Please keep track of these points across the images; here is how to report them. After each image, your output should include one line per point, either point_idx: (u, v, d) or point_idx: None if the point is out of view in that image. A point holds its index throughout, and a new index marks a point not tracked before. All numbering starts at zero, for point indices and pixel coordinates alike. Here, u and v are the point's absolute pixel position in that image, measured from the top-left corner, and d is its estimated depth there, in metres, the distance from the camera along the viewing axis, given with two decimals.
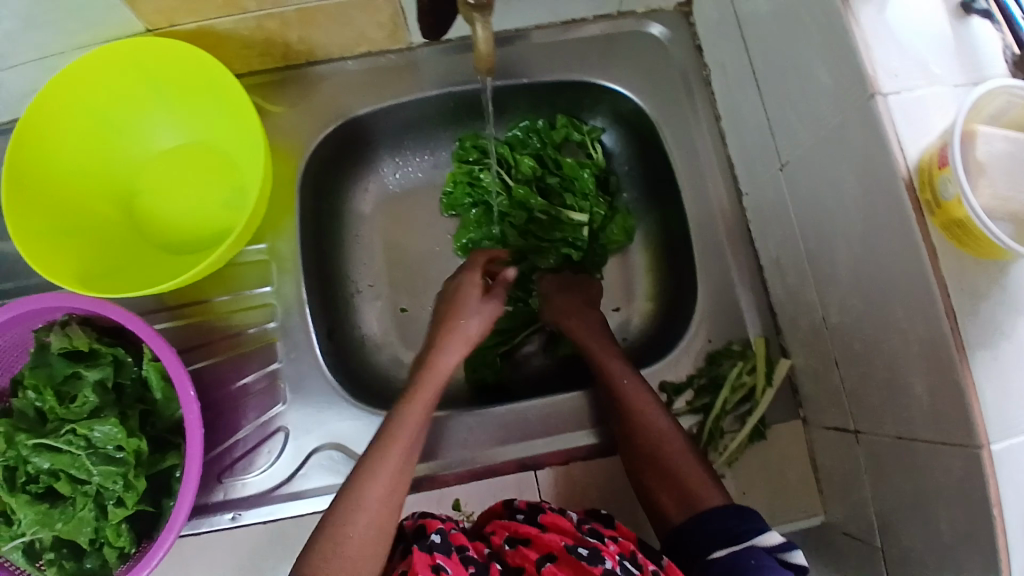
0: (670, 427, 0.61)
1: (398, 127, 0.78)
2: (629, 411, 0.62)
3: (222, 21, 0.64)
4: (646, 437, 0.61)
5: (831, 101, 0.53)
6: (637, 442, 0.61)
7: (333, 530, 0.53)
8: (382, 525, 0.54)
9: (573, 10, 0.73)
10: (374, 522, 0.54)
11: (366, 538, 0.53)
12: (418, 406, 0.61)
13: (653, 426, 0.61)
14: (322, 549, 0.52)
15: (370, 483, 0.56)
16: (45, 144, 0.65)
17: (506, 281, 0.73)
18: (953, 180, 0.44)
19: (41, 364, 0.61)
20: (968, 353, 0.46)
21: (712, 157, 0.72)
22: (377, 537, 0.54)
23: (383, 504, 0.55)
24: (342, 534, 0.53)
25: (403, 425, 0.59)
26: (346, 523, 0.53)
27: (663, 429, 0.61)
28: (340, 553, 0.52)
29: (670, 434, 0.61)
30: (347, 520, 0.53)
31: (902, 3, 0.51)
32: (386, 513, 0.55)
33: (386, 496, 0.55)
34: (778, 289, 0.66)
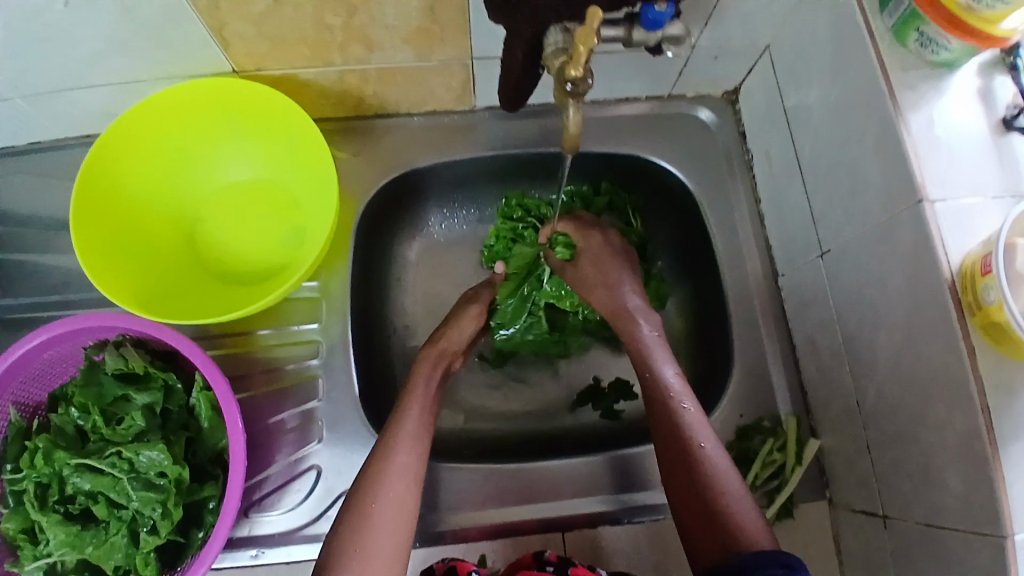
0: (728, 472, 0.56)
1: (451, 181, 0.81)
2: (680, 439, 0.58)
3: (307, 71, 0.68)
4: (700, 475, 0.56)
5: (878, 200, 0.58)
6: (688, 475, 0.57)
7: (358, 502, 0.55)
8: (405, 495, 0.57)
9: (628, 88, 0.78)
10: (397, 494, 0.56)
11: (392, 507, 0.55)
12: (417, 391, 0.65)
13: (708, 463, 0.56)
14: (351, 521, 0.54)
15: (392, 455, 0.58)
16: (120, 167, 0.68)
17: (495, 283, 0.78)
18: (994, 285, 0.47)
19: (91, 382, 0.62)
20: (1001, 448, 0.48)
21: (751, 237, 0.77)
22: (400, 506, 0.56)
23: (403, 475, 0.57)
24: (367, 503, 0.55)
25: (412, 405, 0.63)
26: (371, 495, 0.56)
27: (721, 475, 0.56)
28: (366, 522, 0.54)
29: (727, 476, 0.56)
30: (371, 492, 0.56)
31: (950, 116, 0.55)
32: (406, 484, 0.57)
33: (405, 468, 0.58)
34: (812, 369, 0.70)
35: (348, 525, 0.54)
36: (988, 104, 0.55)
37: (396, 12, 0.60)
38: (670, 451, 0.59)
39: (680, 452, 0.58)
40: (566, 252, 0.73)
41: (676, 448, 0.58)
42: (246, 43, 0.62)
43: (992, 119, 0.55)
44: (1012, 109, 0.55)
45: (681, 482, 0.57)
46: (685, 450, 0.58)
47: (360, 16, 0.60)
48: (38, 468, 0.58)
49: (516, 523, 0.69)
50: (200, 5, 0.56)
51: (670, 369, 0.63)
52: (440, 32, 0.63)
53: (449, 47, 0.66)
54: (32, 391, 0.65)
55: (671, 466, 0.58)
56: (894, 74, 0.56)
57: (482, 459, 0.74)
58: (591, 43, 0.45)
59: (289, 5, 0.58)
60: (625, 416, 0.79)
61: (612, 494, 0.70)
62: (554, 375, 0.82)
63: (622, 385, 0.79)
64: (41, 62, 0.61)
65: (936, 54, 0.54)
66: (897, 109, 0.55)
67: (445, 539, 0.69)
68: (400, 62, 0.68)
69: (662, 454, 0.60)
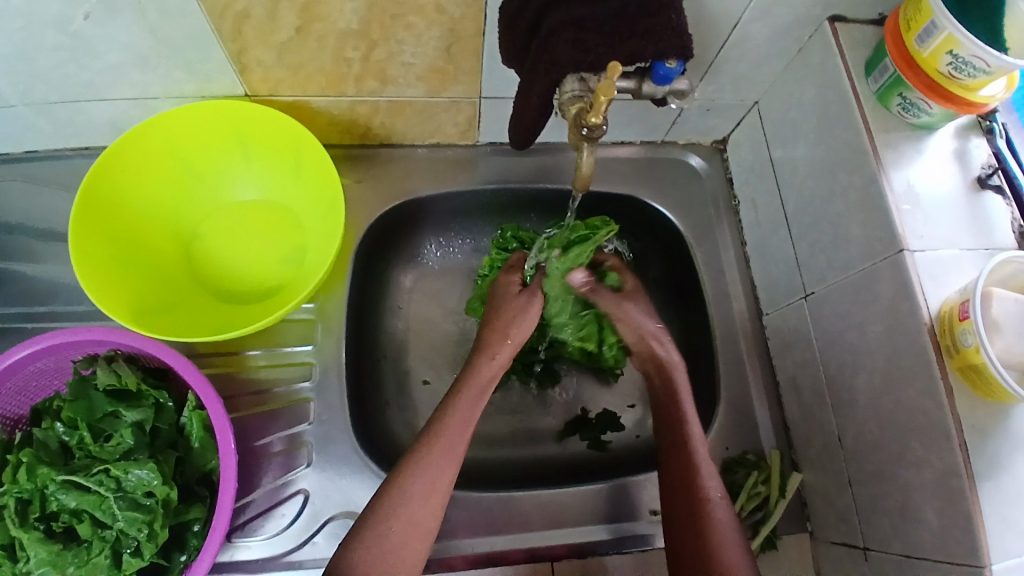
0: (729, 523, 0.58)
1: (449, 212, 0.83)
2: (691, 484, 0.61)
3: (319, 100, 0.70)
4: (703, 522, 0.58)
5: (860, 247, 0.62)
6: (692, 519, 0.59)
7: (375, 524, 0.56)
8: (424, 519, 0.57)
9: (624, 133, 0.82)
10: (416, 518, 0.57)
11: (408, 532, 0.56)
12: (464, 405, 0.63)
13: (711, 511, 0.59)
14: (367, 542, 0.55)
15: (415, 478, 0.58)
16: (124, 180, 0.69)
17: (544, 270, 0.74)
18: (973, 331, 0.51)
19: (80, 397, 0.61)
20: (977, 484, 0.51)
21: (736, 278, 0.80)
22: (416, 531, 0.57)
23: (424, 499, 0.58)
24: (384, 526, 0.56)
25: (450, 426, 0.61)
26: (388, 517, 0.56)
27: (722, 525, 0.58)
28: (380, 545, 0.55)
29: (728, 529, 0.58)
30: (388, 514, 0.56)
31: (927, 177, 0.60)
32: (428, 508, 0.58)
33: (427, 491, 0.58)
34: (794, 408, 0.73)
35: (363, 546, 0.55)
36: (964, 165, 0.61)
37: (415, 51, 0.63)
38: (680, 483, 0.62)
39: (689, 495, 0.60)
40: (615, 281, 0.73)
41: (684, 492, 0.61)
42: (264, 69, 0.63)
43: (968, 178, 0.61)
44: (986, 168, 0.61)
45: (682, 524, 0.60)
46: (692, 495, 0.60)
47: (379, 51, 0.62)
48: (20, 483, 0.58)
49: (503, 552, 0.69)
50: (223, 30, 0.57)
51: (693, 415, 0.65)
52: (455, 72, 0.66)
53: (461, 87, 0.69)
54: (14, 405, 0.64)
55: (677, 507, 0.61)
56: (878, 134, 0.61)
57: (471, 487, 0.74)
58: (611, 95, 0.49)
59: (313, 38, 0.59)
60: (611, 447, 0.81)
61: (600, 524, 0.71)
62: (541, 407, 0.83)
63: (608, 415, 0.81)
64: (53, 71, 0.61)
65: (917, 117, 0.60)
66: (881, 165, 0.60)
67: (432, 567, 0.68)
68: (413, 96, 0.70)
69: (670, 493, 0.62)
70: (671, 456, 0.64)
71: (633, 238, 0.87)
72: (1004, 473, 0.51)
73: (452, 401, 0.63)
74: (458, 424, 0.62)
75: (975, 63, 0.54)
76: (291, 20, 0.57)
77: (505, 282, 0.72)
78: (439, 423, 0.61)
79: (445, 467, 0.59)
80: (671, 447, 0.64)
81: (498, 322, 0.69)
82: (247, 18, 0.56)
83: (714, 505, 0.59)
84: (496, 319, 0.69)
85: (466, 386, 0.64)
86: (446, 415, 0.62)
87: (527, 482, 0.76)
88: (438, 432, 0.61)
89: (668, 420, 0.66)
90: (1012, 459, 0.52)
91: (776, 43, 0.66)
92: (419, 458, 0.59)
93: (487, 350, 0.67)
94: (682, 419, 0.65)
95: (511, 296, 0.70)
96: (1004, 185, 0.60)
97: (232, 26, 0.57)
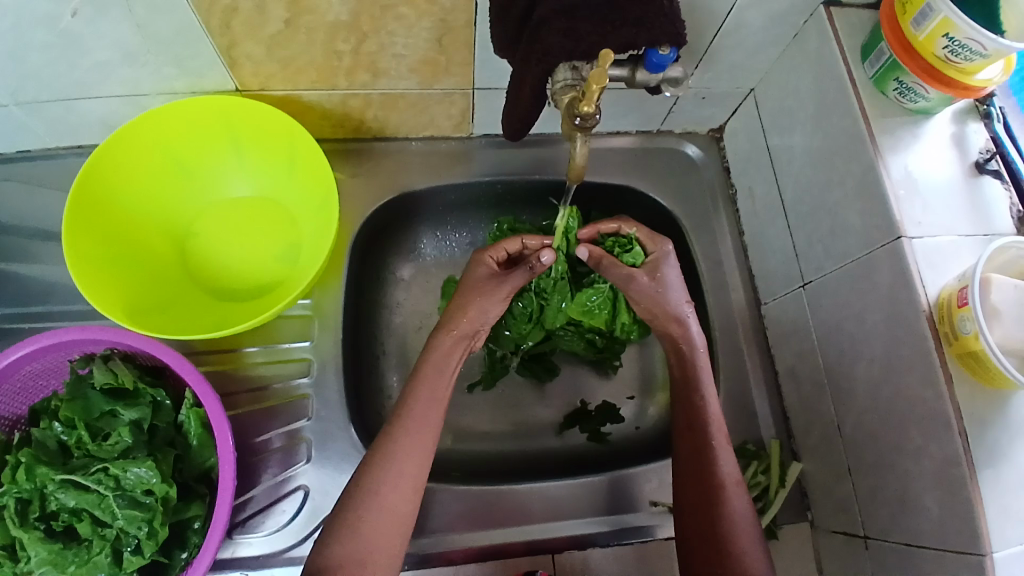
0: (743, 512, 0.58)
1: (444, 206, 0.83)
2: (706, 471, 0.60)
3: (310, 94, 0.69)
4: (717, 511, 0.58)
5: (858, 234, 0.61)
6: (706, 505, 0.59)
7: (348, 515, 0.56)
8: (397, 507, 0.57)
9: (620, 123, 0.81)
10: (387, 506, 0.57)
11: (384, 520, 0.56)
12: (423, 394, 0.61)
13: (728, 497, 0.59)
14: (340, 537, 0.55)
15: (385, 466, 0.58)
16: (116, 178, 0.68)
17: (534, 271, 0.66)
18: (972, 318, 0.50)
19: (77, 396, 0.61)
20: (976, 472, 0.51)
21: (734, 267, 0.80)
22: (392, 520, 0.57)
23: (395, 487, 0.57)
24: (355, 518, 0.56)
25: (415, 412, 0.60)
26: (359, 508, 0.56)
27: (737, 513, 0.58)
28: (355, 537, 0.55)
29: (744, 514, 0.58)
30: (361, 505, 0.56)
31: (926, 164, 0.59)
32: (400, 495, 0.58)
33: (398, 477, 0.58)
34: (793, 397, 0.73)
35: (336, 542, 0.55)
36: (962, 150, 0.61)
37: (406, 42, 0.62)
38: (692, 472, 0.61)
39: (704, 480, 0.60)
40: (636, 257, 0.69)
41: (699, 477, 0.60)
42: (254, 63, 0.63)
43: (965, 163, 0.60)
44: (984, 153, 0.60)
45: (694, 509, 0.59)
46: (709, 481, 0.59)
47: (370, 43, 0.62)
48: (19, 483, 0.58)
49: (502, 545, 0.69)
50: (212, 25, 0.57)
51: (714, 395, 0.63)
52: (447, 63, 0.65)
53: (454, 79, 0.68)
54: (13, 406, 0.64)
55: (691, 492, 0.60)
56: (875, 120, 0.60)
57: (470, 480, 0.74)
58: (604, 83, 0.49)
59: (302, 31, 0.59)
60: (610, 439, 0.81)
61: (600, 516, 0.71)
62: (541, 400, 0.83)
63: (608, 407, 0.81)
64: (44, 69, 0.61)
65: (914, 102, 0.60)
66: (878, 152, 0.59)
67: (432, 561, 0.68)
68: (405, 89, 0.70)
69: (683, 479, 0.61)
70: (687, 438, 0.62)
71: None
72: (1005, 460, 0.51)
73: (412, 387, 0.62)
74: (422, 406, 0.61)
75: (971, 46, 0.53)
76: (279, 14, 0.56)
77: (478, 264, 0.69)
78: (404, 410, 0.61)
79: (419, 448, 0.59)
80: (687, 428, 0.62)
81: (461, 299, 0.66)
82: (234, 12, 0.55)
83: (732, 491, 0.59)
84: (461, 298, 0.66)
85: (424, 370, 0.63)
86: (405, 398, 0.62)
87: (528, 475, 0.76)
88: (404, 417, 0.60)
89: (685, 400, 0.64)
90: (1011, 447, 0.51)
91: (772, 29, 0.65)
92: (387, 442, 0.59)
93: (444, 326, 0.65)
94: (702, 403, 0.63)
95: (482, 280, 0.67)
96: (1001, 170, 0.60)
97: (220, 20, 0.56)
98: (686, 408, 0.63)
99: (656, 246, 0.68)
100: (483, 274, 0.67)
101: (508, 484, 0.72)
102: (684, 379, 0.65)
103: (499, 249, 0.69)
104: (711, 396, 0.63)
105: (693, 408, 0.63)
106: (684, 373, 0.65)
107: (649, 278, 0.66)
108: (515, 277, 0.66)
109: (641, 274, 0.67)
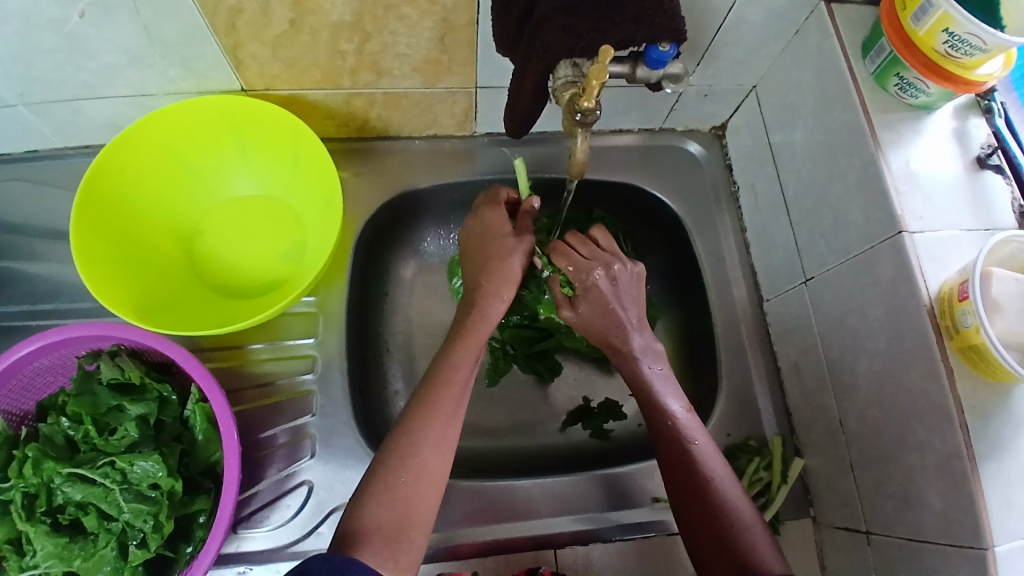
0: (743, 504, 0.57)
1: (448, 205, 0.83)
2: (690, 470, 0.59)
3: (315, 93, 0.70)
4: (716, 511, 0.57)
5: (859, 231, 0.61)
6: (700, 508, 0.57)
7: (387, 477, 0.54)
8: (434, 469, 0.56)
9: (622, 121, 0.81)
10: (428, 468, 0.56)
11: (422, 482, 0.55)
12: (470, 351, 0.62)
13: (722, 496, 0.57)
14: (378, 500, 0.53)
15: (426, 429, 0.57)
16: (124, 176, 0.69)
17: (529, 212, 0.69)
18: (972, 311, 0.50)
19: (84, 391, 0.62)
20: (979, 466, 0.51)
21: (736, 264, 0.80)
22: (429, 481, 0.55)
23: (434, 449, 0.56)
24: (393, 480, 0.54)
25: (458, 371, 0.60)
26: (399, 470, 0.55)
27: (736, 505, 0.57)
28: (394, 498, 0.53)
29: (741, 507, 0.57)
30: (399, 466, 0.55)
31: (925, 158, 0.59)
32: (438, 459, 0.56)
33: (439, 440, 0.57)
34: (795, 392, 0.73)
35: (373, 503, 0.53)
36: (963, 144, 0.61)
37: (409, 42, 0.63)
38: (680, 479, 0.59)
39: (692, 483, 0.58)
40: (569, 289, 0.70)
41: (689, 481, 0.58)
42: (258, 63, 0.64)
43: (968, 158, 0.60)
44: (986, 148, 0.60)
45: (692, 514, 0.58)
46: (699, 485, 0.58)
47: (373, 43, 0.62)
48: (27, 477, 0.59)
49: (507, 540, 0.69)
50: (217, 25, 0.57)
51: (677, 399, 0.63)
52: (450, 62, 0.66)
53: (457, 77, 0.69)
54: (20, 401, 0.65)
55: (684, 499, 0.59)
56: (876, 115, 0.60)
57: (474, 477, 0.74)
58: (603, 79, 0.49)
59: (306, 31, 0.60)
60: (613, 435, 0.81)
61: (604, 512, 0.71)
62: (543, 397, 0.83)
63: (610, 404, 0.81)
64: (51, 71, 0.61)
65: (915, 98, 0.60)
66: (879, 148, 0.59)
67: (437, 555, 0.68)
68: (408, 88, 0.70)
69: (676, 491, 0.59)
70: (663, 445, 0.61)
71: (633, 228, 0.87)
72: (1006, 453, 0.51)
73: (458, 347, 0.62)
74: (464, 371, 0.61)
75: (971, 42, 0.53)
76: (283, 14, 0.57)
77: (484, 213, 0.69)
78: (447, 368, 0.60)
79: (456, 408, 0.59)
80: (656, 435, 0.62)
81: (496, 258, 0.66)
82: (239, 13, 0.56)
83: (722, 490, 0.58)
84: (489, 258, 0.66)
85: (468, 334, 0.63)
86: (446, 362, 0.61)
87: (531, 470, 0.77)
88: (448, 373, 0.60)
89: (646, 407, 0.64)
90: (1014, 441, 0.51)
91: (772, 26, 0.65)
92: (433, 402, 0.58)
93: (493, 293, 0.64)
94: (662, 409, 0.62)
95: (499, 236, 0.67)
96: (1003, 164, 0.60)
97: (225, 21, 0.57)
98: (649, 417, 0.63)
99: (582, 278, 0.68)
100: (508, 238, 0.66)
101: (511, 480, 0.72)
102: (639, 390, 0.65)
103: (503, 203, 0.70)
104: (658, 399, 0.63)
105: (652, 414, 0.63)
106: (635, 381, 0.65)
107: (571, 310, 0.69)
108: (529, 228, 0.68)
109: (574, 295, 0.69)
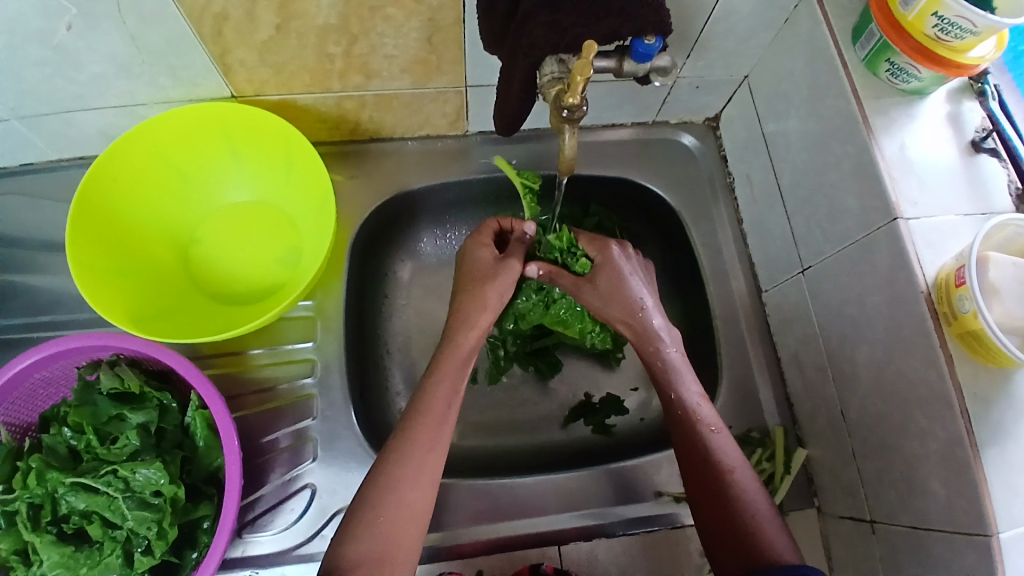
0: (756, 495, 0.57)
1: (443, 205, 0.83)
2: (704, 459, 0.59)
3: (305, 97, 0.70)
4: (730, 501, 0.56)
5: (855, 218, 0.61)
6: (716, 496, 0.57)
7: (366, 513, 0.54)
8: (414, 504, 0.56)
9: (614, 115, 0.81)
10: (406, 502, 0.56)
11: (402, 517, 0.55)
12: (446, 383, 0.62)
13: (737, 485, 0.57)
14: (357, 536, 0.53)
15: (401, 466, 0.57)
16: (118, 186, 0.69)
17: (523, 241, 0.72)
18: (969, 296, 0.50)
19: (86, 402, 0.63)
20: (980, 452, 0.50)
21: (734, 255, 0.80)
22: (410, 516, 0.55)
23: (414, 486, 0.56)
24: (373, 517, 0.54)
25: (435, 405, 0.60)
26: (377, 506, 0.55)
27: (750, 496, 0.57)
28: (373, 534, 0.53)
29: (756, 497, 0.57)
30: (379, 503, 0.55)
31: (919, 144, 0.59)
32: (418, 493, 0.57)
33: (419, 476, 0.57)
34: (797, 383, 0.73)
35: (355, 539, 0.53)
36: (957, 129, 0.60)
37: (396, 43, 0.62)
38: (696, 468, 0.59)
39: (708, 471, 0.58)
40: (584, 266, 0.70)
41: (704, 471, 0.58)
42: (247, 69, 0.64)
43: (962, 142, 0.60)
44: (980, 131, 0.60)
45: (707, 503, 0.57)
46: (715, 474, 0.58)
47: (360, 45, 0.62)
48: (31, 489, 0.59)
49: (512, 538, 0.69)
50: (204, 32, 0.57)
51: (692, 383, 0.63)
52: (439, 61, 0.66)
53: (447, 76, 0.69)
54: (23, 413, 0.65)
55: (699, 488, 0.58)
56: (868, 101, 0.60)
57: (477, 476, 0.74)
58: (588, 74, 0.49)
59: (292, 36, 0.60)
60: (615, 431, 0.81)
61: (607, 507, 0.71)
62: (544, 394, 0.83)
63: (612, 399, 0.81)
64: (42, 84, 0.62)
65: (907, 83, 0.59)
66: (871, 134, 0.59)
67: (441, 555, 0.69)
68: (398, 89, 0.70)
69: (691, 481, 0.59)
70: (677, 432, 0.61)
71: (630, 222, 0.86)
72: (1009, 439, 0.51)
73: (431, 379, 0.62)
74: (440, 404, 0.60)
75: (961, 24, 0.52)
76: (269, 19, 0.57)
77: (475, 248, 0.70)
78: (421, 406, 0.60)
79: (436, 444, 0.59)
80: (672, 423, 0.62)
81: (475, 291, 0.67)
82: (225, 19, 0.56)
83: (739, 478, 0.58)
84: (467, 291, 0.67)
85: (444, 366, 0.63)
86: (424, 395, 0.61)
87: (534, 467, 0.77)
88: (421, 410, 0.60)
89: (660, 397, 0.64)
90: (1016, 426, 0.51)
91: (762, 14, 0.65)
92: (410, 441, 0.58)
93: (466, 322, 0.65)
94: (680, 398, 0.62)
95: (484, 265, 0.69)
96: (998, 148, 0.59)
97: (212, 28, 0.57)
98: (664, 406, 0.63)
99: (599, 249, 0.69)
100: (489, 261, 0.69)
101: (513, 479, 0.72)
102: (655, 377, 0.65)
103: (489, 230, 0.72)
104: (676, 388, 0.63)
105: (668, 403, 0.62)
106: (652, 371, 0.65)
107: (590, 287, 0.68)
108: (518, 253, 0.70)
109: (585, 282, 0.69)
